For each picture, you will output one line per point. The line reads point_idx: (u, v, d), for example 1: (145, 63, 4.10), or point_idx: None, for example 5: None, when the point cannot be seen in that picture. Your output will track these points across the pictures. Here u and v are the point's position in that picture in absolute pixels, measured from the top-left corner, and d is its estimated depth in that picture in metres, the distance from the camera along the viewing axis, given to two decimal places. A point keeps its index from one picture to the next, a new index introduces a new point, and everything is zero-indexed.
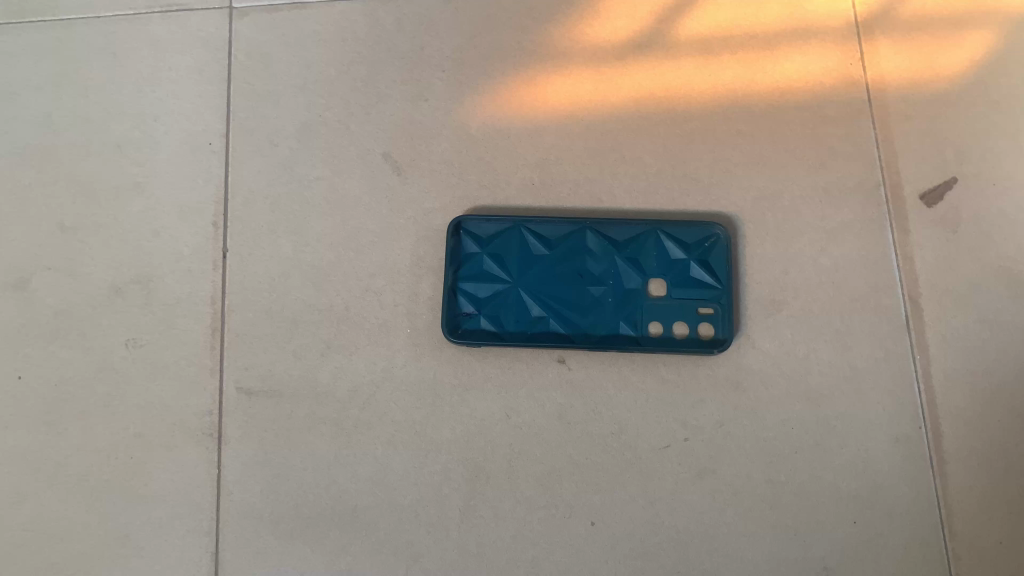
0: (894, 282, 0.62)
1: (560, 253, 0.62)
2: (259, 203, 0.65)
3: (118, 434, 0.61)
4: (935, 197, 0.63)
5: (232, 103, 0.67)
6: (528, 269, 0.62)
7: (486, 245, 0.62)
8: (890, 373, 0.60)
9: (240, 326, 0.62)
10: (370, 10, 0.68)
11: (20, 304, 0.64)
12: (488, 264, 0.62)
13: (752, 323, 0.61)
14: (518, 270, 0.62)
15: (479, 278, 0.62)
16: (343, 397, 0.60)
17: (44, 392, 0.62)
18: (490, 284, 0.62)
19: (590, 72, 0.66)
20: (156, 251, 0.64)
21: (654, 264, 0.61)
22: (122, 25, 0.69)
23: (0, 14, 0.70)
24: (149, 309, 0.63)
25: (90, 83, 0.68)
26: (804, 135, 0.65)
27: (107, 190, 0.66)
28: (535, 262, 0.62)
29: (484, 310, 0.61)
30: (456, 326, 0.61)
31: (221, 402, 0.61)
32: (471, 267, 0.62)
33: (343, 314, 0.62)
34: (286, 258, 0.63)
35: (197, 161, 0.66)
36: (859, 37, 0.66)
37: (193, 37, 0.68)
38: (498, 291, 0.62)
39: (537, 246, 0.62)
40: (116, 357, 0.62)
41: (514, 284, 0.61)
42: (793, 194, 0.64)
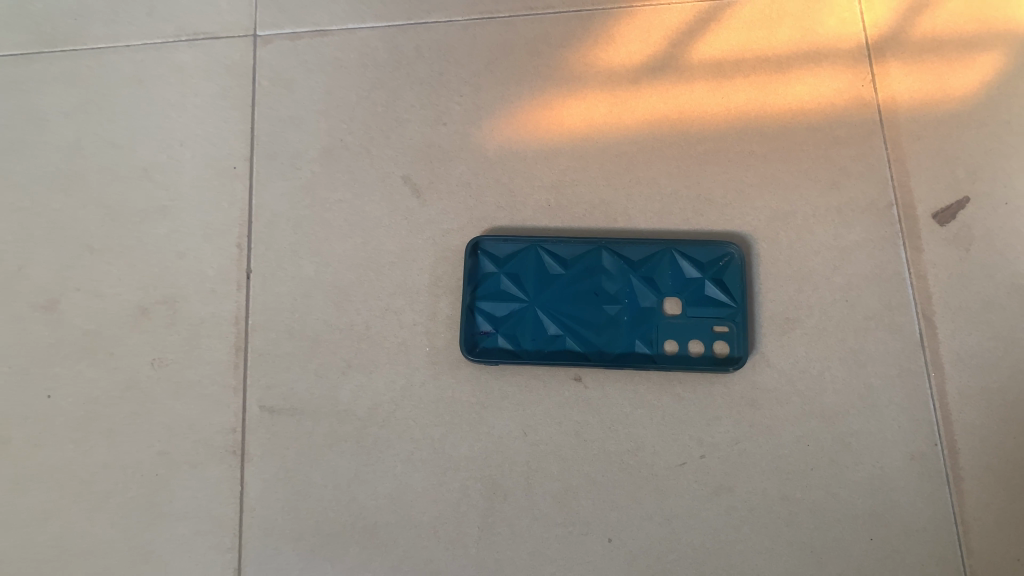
0: (909, 300, 0.62)
1: (576, 272, 0.63)
2: (281, 225, 0.66)
3: (143, 451, 0.62)
4: (947, 216, 0.63)
5: (255, 128, 0.69)
6: (544, 288, 0.63)
7: (504, 265, 0.63)
8: (905, 391, 0.60)
9: (263, 345, 0.64)
10: (389, 37, 0.70)
11: (49, 324, 0.65)
12: (505, 283, 0.63)
13: (767, 341, 0.62)
14: (535, 290, 0.63)
15: (497, 297, 0.63)
16: (363, 415, 0.61)
17: (72, 411, 0.64)
18: (507, 303, 0.63)
19: (604, 95, 0.68)
20: (181, 272, 0.66)
21: (670, 282, 0.62)
22: (150, 53, 0.71)
23: (33, 43, 0.72)
24: (174, 329, 0.65)
25: (119, 110, 0.70)
26: (817, 155, 0.65)
27: (135, 213, 0.67)
28: (551, 281, 0.63)
29: (502, 329, 0.62)
30: (474, 345, 0.62)
31: (244, 420, 0.62)
32: (489, 286, 0.63)
33: (363, 333, 0.63)
34: (307, 278, 0.65)
35: (222, 185, 0.67)
36: (871, 59, 0.67)
37: (218, 64, 0.70)
38: (515, 310, 0.63)
39: (553, 266, 0.63)
40: (142, 375, 0.64)
41: (531, 303, 0.63)
42: (807, 214, 0.64)
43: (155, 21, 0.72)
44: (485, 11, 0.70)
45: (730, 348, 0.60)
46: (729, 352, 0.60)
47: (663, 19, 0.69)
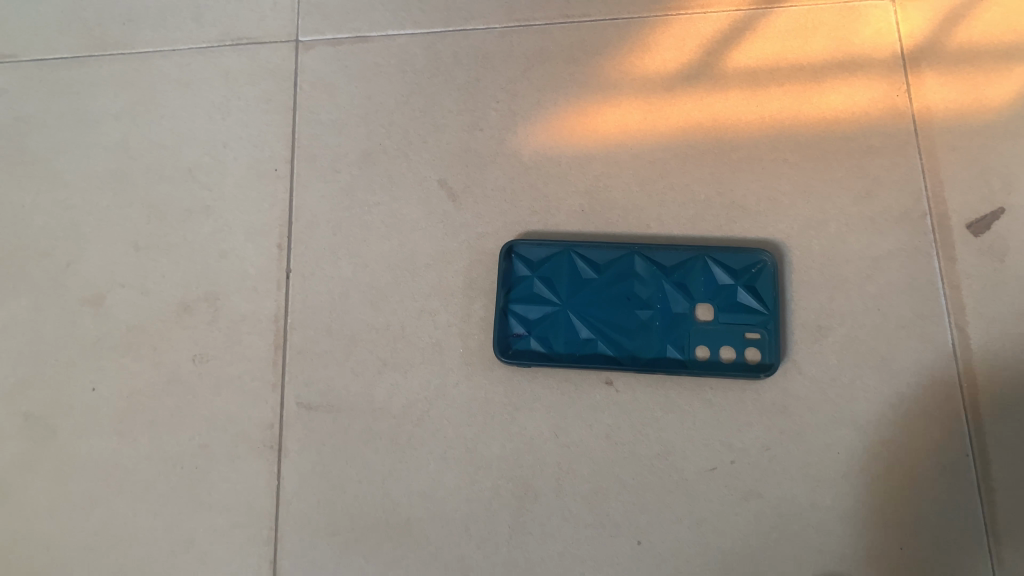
0: (941, 310, 0.62)
1: (609, 277, 0.64)
2: (321, 226, 0.68)
3: (184, 444, 0.64)
4: (981, 226, 0.63)
5: (297, 131, 0.70)
6: (577, 292, 0.63)
7: (538, 269, 0.64)
8: (937, 401, 0.60)
9: (301, 343, 0.65)
10: (428, 44, 0.71)
11: (96, 319, 0.68)
12: (538, 287, 0.64)
13: (798, 348, 0.62)
14: (568, 294, 0.63)
15: (530, 300, 0.64)
16: (398, 413, 0.63)
17: (116, 403, 0.66)
18: (540, 306, 0.63)
19: (639, 102, 0.68)
20: (223, 271, 0.67)
21: (702, 289, 0.63)
22: (196, 57, 0.73)
23: (84, 47, 0.75)
24: (215, 326, 0.66)
25: (165, 112, 0.72)
26: (850, 165, 0.66)
27: (179, 213, 0.69)
28: (584, 285, 0.64)
29: (535, 331, 0.63)
30: (507, 347, 0.63)
31: (282, 416, 0.64)
32: (523, 289, 0.64)
33: (399, 334, 0.64)
34: (345, 279, 0.66)
35: (263, 186, 0.69)
36: (906, 69, 0.67)
37: (262, 68, 0.72)
38: (548, 314, 0.63)
39: (586, 270, 0.64)
40: (185, 370, 0.66)
41: (564, 306, 0.63)
42: (840, 223, 0.65)
43: (201, 26, 0.74)
44: (522, 19, 0.71)
45: (761, 355, 0.61)
46: (760, 359, 0.61)
47: (697, 28, 0.70)
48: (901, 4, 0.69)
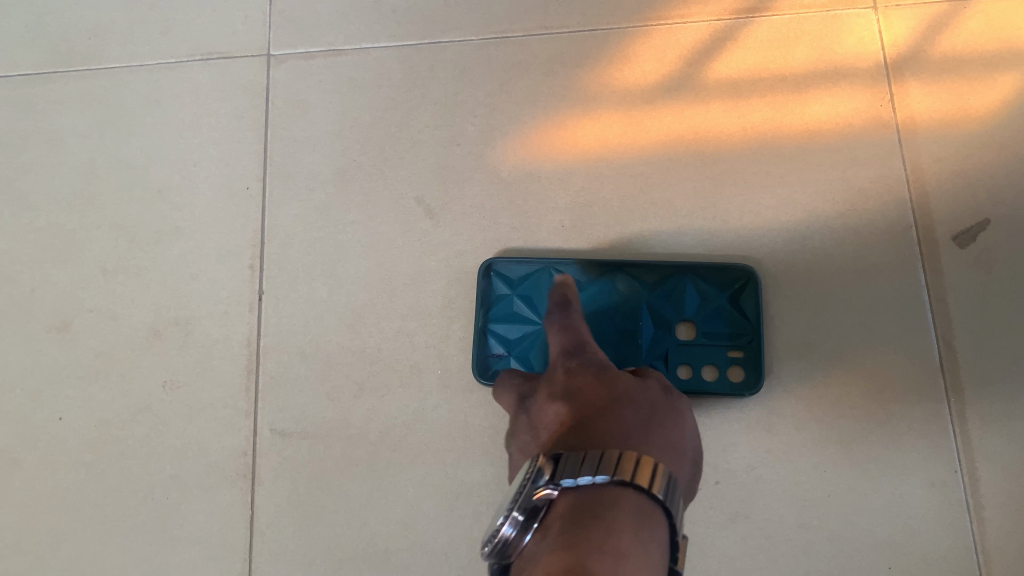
0: (928, 324, 0.61)
1: (590, 294, 0.63)
2: (295, 246, 0.66)
3: (156, 474, 0.62)
4: (967, 239, 0.62)
5: (269, 148, 0.69)
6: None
7: (518, 287, 0.63)
8: (925, 418, 0.59)
9: (275, 367, 0.63)
10: (404, 57, 0.70)
11: (64, 345, 0.66)
12: (518, 305, 0.62)
13: (784, 366, 0.61)
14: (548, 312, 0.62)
15: (510, 319, 0.62)
16: (376, 439, 0.61)
17: (85, 432, 0.64)
18: (520, 325, 0.62)
19: (619, 115, 0.67)
20: (194, 293, 0.66)
21: (684, 306, 0.62)
22: (165, 73, 0.71)
23: (49, 63, 0.73)
24: (187, 351, 0.65)
25: (134, 131, 0.70)
26: (835, 177, 0.65)
27: (149, 234, 0.68)
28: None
29: (514, 351, 0.61)
30: (486, 368, 0.61)
31: (257, 443, 0.62)
32: (502, 308, 0.63)
33: (376, 356, 0.63)
34: (320, 300, 0.64)
35: (235, 206, 0.67)
36: (890, 78, 0.66)
37: (233, 84, 0.70)
38: (528, 333, 0.62)
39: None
40: (155, 397, 0.64)
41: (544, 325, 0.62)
42: (824, 237, 0.63)
43: (171, 40, 0.72)
44: (499, 31, 0.70)
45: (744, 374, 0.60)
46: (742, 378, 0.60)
47: (678, 38, 0.68)
48: (885, 12, 0.67)
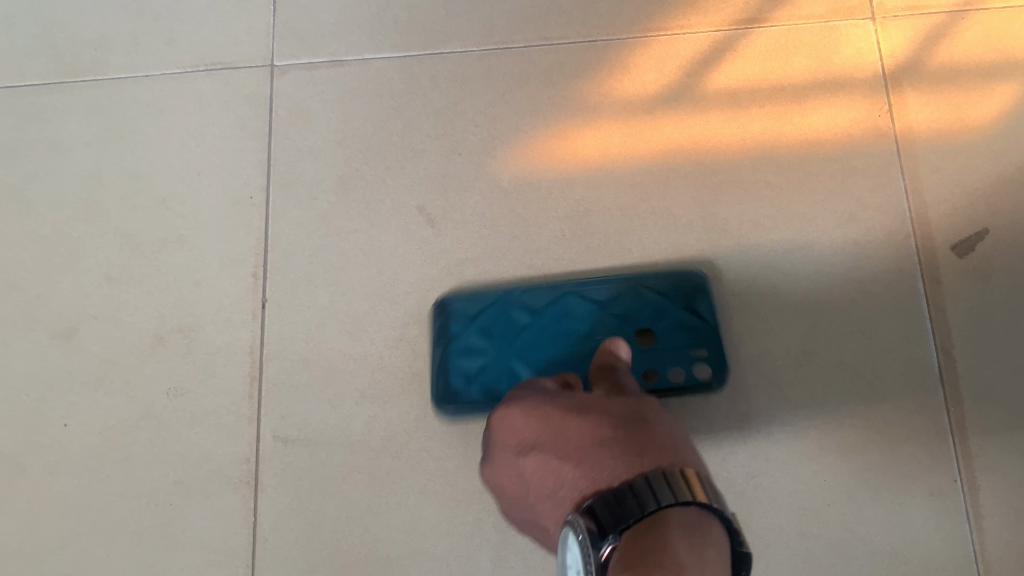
0: (927, 333, 0.61)
1: (548, 312, 0.62)
2: (297, 254, 0.66)
3: (158, 480, 0.63)
4: (966, 248, 0.63)
5: (272, 157, 0.69)
6: (516, 334, 0.62)
7: (472, 319, 0.63)
8: (925, 426, 0.59)
9: (277, 375, 0.64)
10: (406, 67, 0.71)
11: (67, 352, 0.66)
12: (474, 336, 0.63)
13: (783, 374, 0.61)
14: (507, 336, 0.62)
15: (469, 349, 0.62)
16: (377, 446, 0.62)
17: (88, 439, 0.64)
18: (480, 353, 0.62)
19: (619, 125, 0.68)
20: (197, 301, 0.66)
21: (640, 315, 0.62)
22: (169, 83, 0.72)
23: (55, 72, 0.74)
24: (190, 358, 0.65)
25: (138, 139, 0.71)
26: (833, 187, 0.65)
27: (153, 242, 0.68)
28: (522, 326, 0.62)
29: (478, 380, 0.61)
30: (454, 403, 0.61)
31: (258, 449, 0.62)
32: (459, 342, 0.63)
33: (377, 364, 0.63)
34: (322, 308, 0.65)
35: (238, 214, 0.68)
36: (888, 88, 0.67)
37: (237, 94, 0.71)
38: (488, 359, 0.62)
39: (521, 311, 0.63)
40: (158, 404, 0.64)
41: (504, 352, 0.62)
42: (822, 246, 0.64)
43: (175, 51, 0.73)
44: (500, 42, 0.70)
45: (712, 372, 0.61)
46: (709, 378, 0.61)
47: (677, 49, 0.69)
48: (882, 23, 0.68)
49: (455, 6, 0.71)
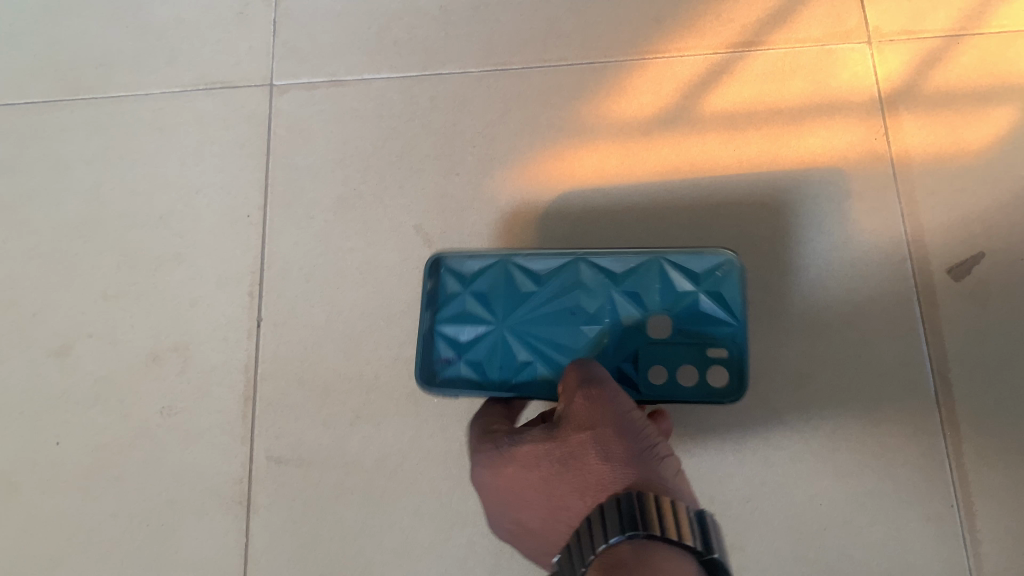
0: (924, 357, 0.61)
1: (550, 288, 0.58)
2: (294, 273, 0.66)
3: (152, 500, 0.63)
4: (962, 272, 0.63)
5: (271, 177, 0.69)
6: (513, 306, 0.58)
7: (469, 285, 0.59)
8: (921, 450, 0.59)
9: (273, 394, 0.64)
10: (405, 88, 0.71)
11: (62, 370, 0.66)
12: (469, 303, 0.59)
13: (779, 397, 0.61)
14: (503, 311, 0.58)
15: (462, 316, 0.58)
16: (372, 466, 0.61)
17: (83, 456, 0.64)
18: (473, 321, 0.58)
19: (616, 147, 0.68)
20: (193, 319, 0.66)
21: (653, 292, 0.57)
22: (169, 102, 0.73)
23: (56, 91, 0.74)
24: (185, 377, 0.65)
25: (138, 157, 0.71)
26: (830, 210, 0.65)
27: (150, 260, 0.68)
28: (523, 302, 0.58)
29: (465, 333, 0.58)
30: (435, 365, 0.58)
31: (253, 469, 0.62)
32: (454, 307, 0.59)
33: (373, 384, 0.63)
34: (319, 327, 0.65)
35: (236, 233, 0.68)
36: (884, 112, 0.67)
37: (237, 113, 0.72)
38: (479, 329, 0.58)
39: (524, 284, 0.58)
40: (152, 422, 0.64)
41: (498, 323, 0.58)
42: (819, 269, 0.64)
43: (176, 70, 0.73)
44: (499, 63, 0.71)
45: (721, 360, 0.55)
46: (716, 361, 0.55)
47: (674, 72, 0.69)
48: (878, 47, 0.68)
49: (454, 27, 0.72)
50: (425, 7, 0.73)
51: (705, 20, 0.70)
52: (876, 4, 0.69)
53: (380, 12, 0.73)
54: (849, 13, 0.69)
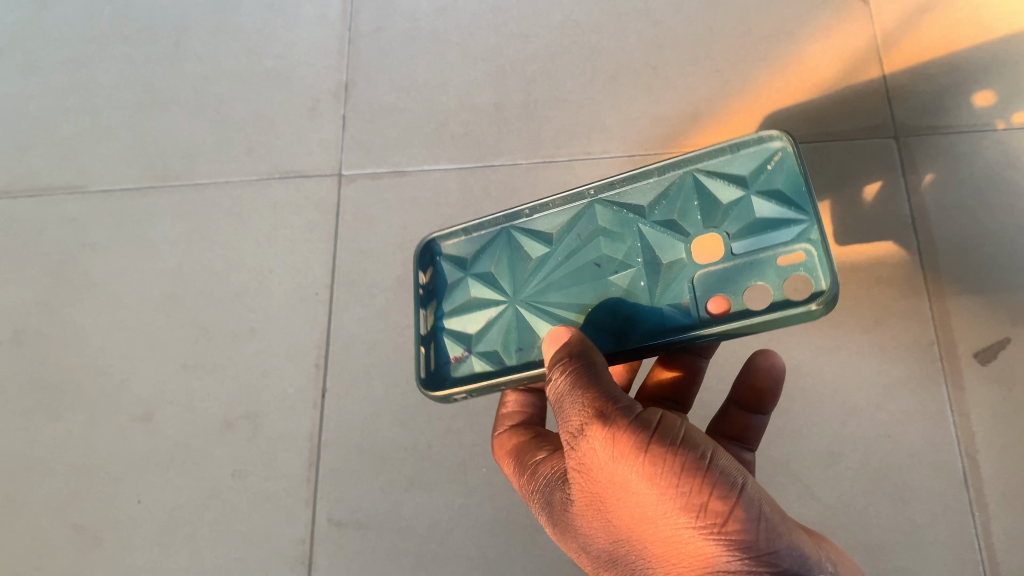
0: (951, 438, 0.64)
1: (573, 238, 0.51)
2: (357, 347, 0.72)
3: (222, 557, 0.68)
4: (988, 355, 0.66)
5: (337, 258, 0.76)
6: (529, 280, 0.52)
7: (470, 272, 0.54)
8: (951, 529, 0.62)
9: (335, 460, 0.69)
10: (461, 177, 0.77)
11: (145, 434, 0.73)
12: (468, 297, 0.54)
13: (813, 474, 0.65)
14: (518, 287, 0.52)
15: (459, 315, 0.53)
16: (424, 531, 0.66)
17: (160, 515, 0.70)
18: (476, 305, 0.53)
19: None
20: (264, 390, 0.72)
21: (693, 225, 0.48)
22: (248, 188, 0.80)
23: (147, 177, 0.82)
24: (255, 443, 0.71)
25: (217, 239, 0.78)
26: (859, 295, 0.69)
27: (226, 334, 0.75)
28: (579, 244, 0.51)
29: (512, 333, 0.51)
30: (443, 372, 0.52)
31: (314, 531, 0.67)
32: (463, 315, 0.53)
33: (426, 452, 0.68)
34: (378, 398, 0.70)
35: (306, 310, 0.74)
36: (911, 204, 0.71)
37: (308, 200, 0.78)
38: (543, 326, 0.50)
39: (535, 253, 0.53)
40: (225, 484, 0.70)
41: (580, 306, 0.50)
42: (850, 350, 0.67)
43: (253, 160, 0.81)
44: (546, 155, 0.77)
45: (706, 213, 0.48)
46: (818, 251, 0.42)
47: None
48: (905, 142, 0.73)
49: (507, 123, 0.79)
50: (480, 105, 0.80)
51: (740, 117, 0.76)
52: (901, 102, 0.74)
53: (439, 109, 0.80)
54: (876, 110, 0.74)
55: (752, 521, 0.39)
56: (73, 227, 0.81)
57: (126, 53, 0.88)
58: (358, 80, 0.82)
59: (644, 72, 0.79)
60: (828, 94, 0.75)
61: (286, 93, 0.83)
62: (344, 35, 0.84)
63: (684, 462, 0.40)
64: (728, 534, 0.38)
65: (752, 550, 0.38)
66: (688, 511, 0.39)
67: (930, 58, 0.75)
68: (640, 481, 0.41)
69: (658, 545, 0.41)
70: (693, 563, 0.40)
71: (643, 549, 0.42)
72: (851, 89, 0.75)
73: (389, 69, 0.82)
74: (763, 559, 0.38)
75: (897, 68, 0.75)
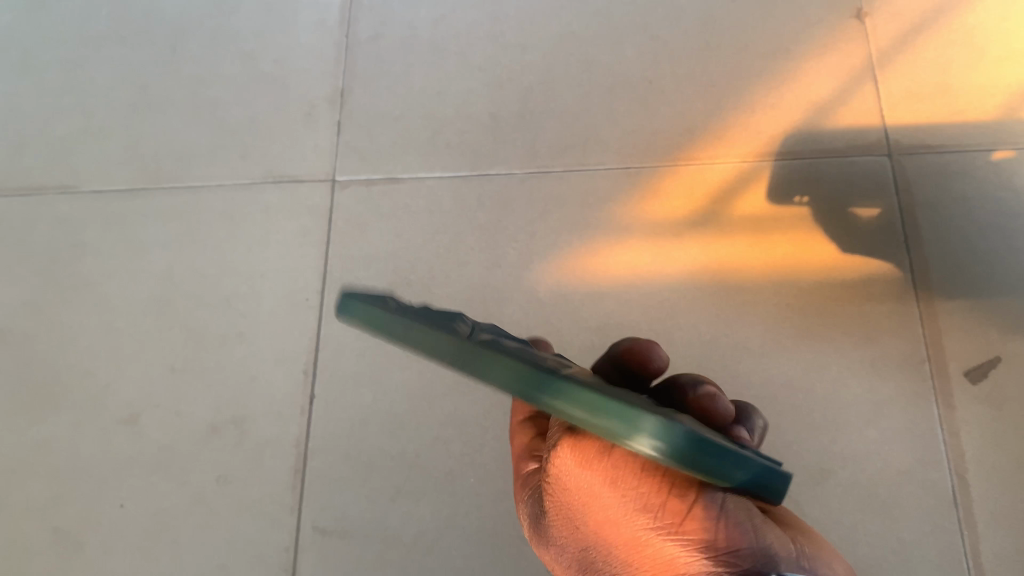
0: (940, 457, 0.64)
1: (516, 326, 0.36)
2: (347, 354, 0.71)
3: (204, 563, 0.67)
4: (979, 374, 0.65)
5: (329, 264, 0.75)
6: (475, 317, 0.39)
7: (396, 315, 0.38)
8: (938, 548, 0.62)
9: (321, 467, 0.68)
10: (455, 186, 0.77)
11: (130, 438, 0.72)
12: None
13: (802, 490, 0.64)
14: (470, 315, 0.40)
15: None
16: (410, 541, 0.66)
17: (143, 520, 0.69)
18: None
19: (648, 246, 0.72)
20: (252, 395, 0.71)
21: None
22: (241, 192, 0.79)
23: (139, 179, 0.81)
24: (241, 448, 0.70)
25: (208, 242, 0.78)
26: (850, 313, 0.69)
27: (215, 337, 0.74)
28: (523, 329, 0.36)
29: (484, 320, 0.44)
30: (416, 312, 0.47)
31: (299, 538, 0.66)
32: None
33: (414, 461, 0.67)
34: (366, 406, 0.69)
35: (296, 315, 0.74)
36: (903, 222, 0.71)
37: (301, 205, 0.78)
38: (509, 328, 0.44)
39: None
40: (210, 489, 0.69)
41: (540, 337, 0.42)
42: (840, 366, 0.67)
43: (246, 164, 0.81)
44: (541, 165, 0.77)
45: None
46: None
47: (703, 177, 0.74)
48: (900, 160, 0.73)
49: (503, 133, 0.79)
50: (476, 114, 0.80)
51: (734, 132, 0.76)
52: (896, 120, 0.74)
53: (435, 117, 0.80)
54: (871, 127, 0.74)
55: (710, 521, 0.36)
56: (63, 226, 0.80)
57: (122, 54, 0.88)
58: (354, 87, 0.82)
59: (640, 86, 0.79)
60: (823, 112, 0.76)
61: (282, 97, 0.83)
62: (342, 42, 0.84)
63: (642, 459, 0.37)
64: (689, 532, 0.36)
65: (711, 550, 0.36)
66: (649, 511, 0.37)
67: (925, 78, 0.75)
68: (598, 486, 0.39)
69: (625, 542, 0.40)
70: (660, 558, 0.38)
71: (614, 545, 0.41)
72: (846, 106, 0.75)
73: (386, 76, 0.82)
74: (723, 558, 0.36)
75: (893, 86, 0.76)
